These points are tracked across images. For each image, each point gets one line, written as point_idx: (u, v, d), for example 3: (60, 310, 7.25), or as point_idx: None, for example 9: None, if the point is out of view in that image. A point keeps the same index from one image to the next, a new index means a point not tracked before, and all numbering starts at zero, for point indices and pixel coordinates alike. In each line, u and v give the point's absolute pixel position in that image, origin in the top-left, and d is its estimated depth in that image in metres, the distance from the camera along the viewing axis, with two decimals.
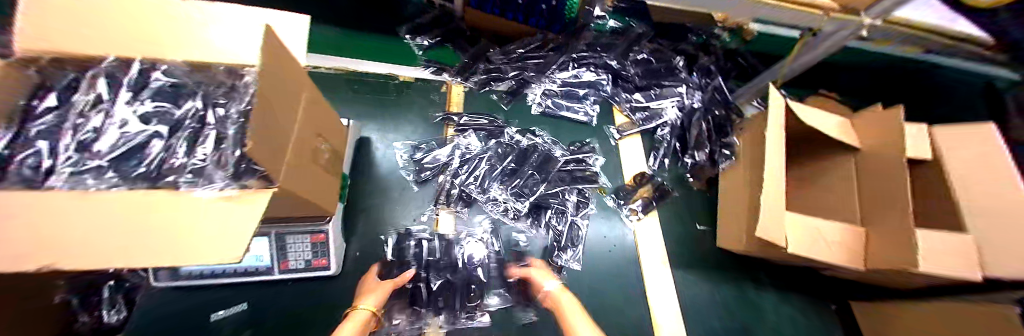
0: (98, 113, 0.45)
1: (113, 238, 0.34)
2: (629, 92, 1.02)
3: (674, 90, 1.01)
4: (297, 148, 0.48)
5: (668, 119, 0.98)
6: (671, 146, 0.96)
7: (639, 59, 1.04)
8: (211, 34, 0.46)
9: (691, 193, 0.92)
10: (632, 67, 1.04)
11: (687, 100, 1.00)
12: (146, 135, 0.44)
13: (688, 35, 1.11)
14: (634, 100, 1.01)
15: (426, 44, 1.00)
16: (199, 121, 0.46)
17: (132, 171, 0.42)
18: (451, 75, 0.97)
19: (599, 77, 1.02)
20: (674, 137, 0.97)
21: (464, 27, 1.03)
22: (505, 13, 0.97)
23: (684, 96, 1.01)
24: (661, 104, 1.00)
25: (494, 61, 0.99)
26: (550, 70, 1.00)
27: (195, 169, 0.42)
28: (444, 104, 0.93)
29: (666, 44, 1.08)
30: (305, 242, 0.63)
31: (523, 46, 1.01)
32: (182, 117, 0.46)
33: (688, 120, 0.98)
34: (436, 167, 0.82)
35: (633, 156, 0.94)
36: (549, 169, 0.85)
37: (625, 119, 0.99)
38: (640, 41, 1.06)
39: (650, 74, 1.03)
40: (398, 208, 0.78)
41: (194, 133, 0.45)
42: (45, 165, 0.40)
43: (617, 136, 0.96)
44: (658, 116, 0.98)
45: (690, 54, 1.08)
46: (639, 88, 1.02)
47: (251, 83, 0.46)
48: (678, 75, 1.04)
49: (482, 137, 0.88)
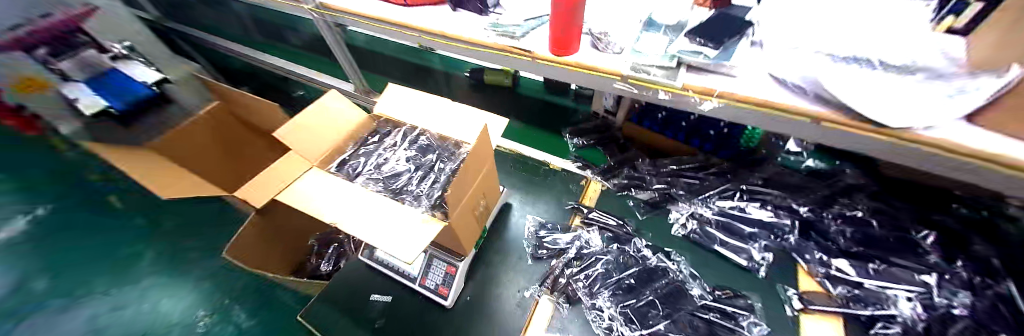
0: (395, 143, 0.82)
1: (365, 220, 0.61)
2: (829, 254, 0.76)
3: (915, 276, 0.68)
4: (466, 203, 0.66)
5: (899, 315, 0.65)
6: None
7: (850, 215, 0.80)
8: (473, 123, 0.76)
9: None
10: (840, 224, 0.80)
11: (941, 296, 0.65)
12: (406, 167, 0.75)
13: (957, 207, 0.80)
14: (836, 267, 0.74)
15: (580, 143, 1.18)
16: (434, 165, 0.76)
17: (394, 186, 0.72)
18: (594, 172, 1.07)
19: (777, 219, 0.84)
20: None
21: (618, 136, 1.18)
22: (664, 131, 1.07)
23: (935, 290, 0.66)
24: (884, 287, 0.68)
25: (640, 170, 1.04)
26: (706, 194, 0.94)
27: (416, 194, 0.70)
28: (580, 195, 1.02)
29: (903, 209, 0.80)
30: (442, 270, 0.81)
31: (677, 163, 1.03)
32: (425, 160, 0.77)
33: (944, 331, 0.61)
34: (554, 251, 0.88)
35: None
36: (679, 305, 0.74)
37: (816, 287, 0.73)
38: (852, 195, 0.84)
39: (871, 242, 0.75)
40: (510, 274, 0.87)
41: (424, 172, 0.74)
42: (357, 170, 0.76)
43: (798, 305, 0.70)
44: (878, 301, 0.67)
45: (947, 233, 0.74)
46: (847, 253, 0.75)
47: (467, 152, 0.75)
48: (926, 256, 0.70)
49: (607, 238, 0.89)
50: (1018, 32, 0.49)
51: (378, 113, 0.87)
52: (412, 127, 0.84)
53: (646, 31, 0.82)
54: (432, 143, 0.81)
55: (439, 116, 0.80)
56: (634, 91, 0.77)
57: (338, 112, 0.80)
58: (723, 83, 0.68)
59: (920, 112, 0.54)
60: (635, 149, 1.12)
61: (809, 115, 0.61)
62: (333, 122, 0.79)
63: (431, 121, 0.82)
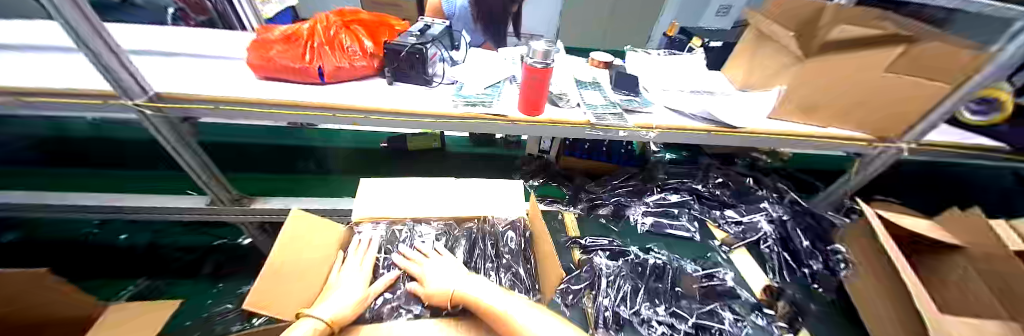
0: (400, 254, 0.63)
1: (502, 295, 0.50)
2: (719, 209, 1.18)
3: (760, 205, 1.15)
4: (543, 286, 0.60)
5: (767, 232, 1.07)
6: (780, 258, 1.03)
7: (719, 182, 1.26)
8: (498, 193, 0.77)
9: (825, 303, 0.95)
10: (716, 189, 1.24)
11: (775, 212, 1.12)
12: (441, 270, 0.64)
13: (736, 160, 1.36)
14: (728, 216, 1.15)
15: (536, 183, 1.33)
16: (478, 235, 0.69)
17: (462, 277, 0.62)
18: (562, 205, 1.23)
19: (685, 198, 1.21)
20: (779, 247, 1.05)
21: (560, 169, 1.37)
22: (592, 157, 1.34)
23: (770, 209, 1.13)
24: (753, 218, 1.12)
25: (593, 191, 1.27)
26: (642, 195, 1.23)
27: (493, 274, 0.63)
28: (564, 229, 1.12)
29: (731, 169, 1.31)
30: None
31: (615, 178, 1.30)
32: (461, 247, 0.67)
33: (785, 230, 1.07)
34: (582, 288, 0.90)
35: (751, 270, 0.99)
36: (687, 285, 0.93)
37: (723, 233, 1.11)
38: (711, 170, 1.30)
39: (735, 194, 1.21)
40: None
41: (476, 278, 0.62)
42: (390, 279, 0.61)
43: (726, 249, 1.06)
44: (754, 229, 1.09)
45: (753, 176, 1.28)
46: (729, 205, 1.18)
47: (502, 227, 0.71)
48: (756, 193, 1.20)
49: (609, 255, 1.01)
50: (763, 58, 0.93)
51: (356, 221, 0.67)
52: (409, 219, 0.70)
53: (583, 89, 1.04)
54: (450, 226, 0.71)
55: (455, 203, 0.74)
56: (601, 134, 0.95)
57: (303, 237, 0.57)
58: (654, 119, 0.94)
59: (747, 115, 0.95)
60: (578, 176, 1.34)
61: (706, 130, 0.91)
62: (315, 239, 0.59)
63: (429, 208, 0.72)
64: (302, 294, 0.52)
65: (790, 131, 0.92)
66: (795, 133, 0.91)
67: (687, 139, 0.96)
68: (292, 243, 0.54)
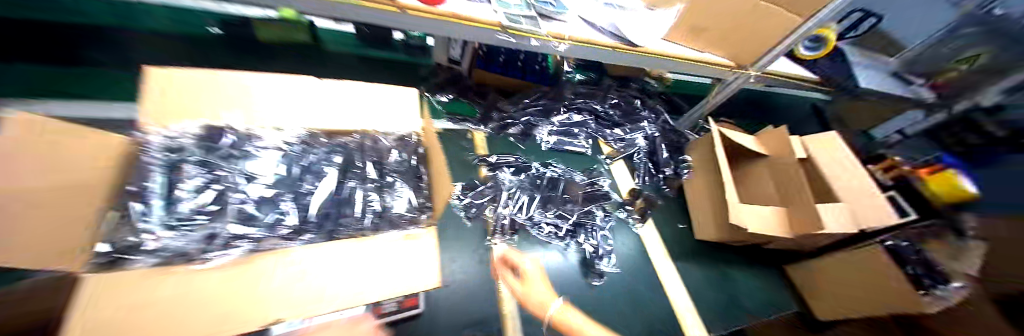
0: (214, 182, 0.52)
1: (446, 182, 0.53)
2: (610, 127, 1.31)
3: (642, 124, 1.33)
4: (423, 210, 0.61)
5: (640, 146, 1.29)
6: (649, 168, 1.25)
7: (614, 103, 1.34)
8: (381, 101, 0.61)
9: (668, 199, 1.24)
10: (611, 108, 1.33)
11: (650, 131, 1.33)
12: (271, 189, 0.55)
13: (631, 83, 1.45)
14: (615, 134, 1.30)
15: (445, 99, 1.15)
16: (362, 144, 0.62)
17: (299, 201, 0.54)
18: (473, 124, 1.12)
19: (585, 118, 1.28)
20: (648, 158, 1.27)
21: (471, 84, 1.21)
22: (507, 71, 1.20)
23: (647, 128, 1.33)
24: (633, 135, 1.30)
25: (505, 109, 1.19)
26: (549, 115, 1.23)
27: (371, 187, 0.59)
28: (473, 148, 1.07)
29: (626, 91, 1.40)
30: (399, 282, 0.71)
31: (528, 97, 1.24)
32: (311, 160, 0.58)
33: (653, 145, 1.30)
34: (484, 202, 0.93)
35: (622, 177, 1.23)
36: (573, 191, 1.03)
37: (609, 148, 1.29)
38: (610, 90, 1.37)
39: (625, 113, 1.33)
40: (461, 239, 0.89)
41: (335, 211, 0.54)
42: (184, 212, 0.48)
43: (608, 161, 1.25)
44: (632, 144, 1.29)
45: (642, 98, 1.42)
46: (617, 124, 1.31)
47: (387, 140, 0.63)
48: (641, 113, 1.36)
49: (512, 171, 1.02)
50: None
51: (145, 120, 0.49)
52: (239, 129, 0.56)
53: None
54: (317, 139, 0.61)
55: (318, 109, 0.59)
56: (512, 40, 0.83)
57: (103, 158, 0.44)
58: (567, 28, 0.86)
59: (648, 35, 0.96)
60: (491, 92, 1.22)
61: (615, 46, 0.89)
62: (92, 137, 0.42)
63: (288, 111, 0.58)
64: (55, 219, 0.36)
65: (679, 55, 0.96)
66: (682, 57, 0.97)
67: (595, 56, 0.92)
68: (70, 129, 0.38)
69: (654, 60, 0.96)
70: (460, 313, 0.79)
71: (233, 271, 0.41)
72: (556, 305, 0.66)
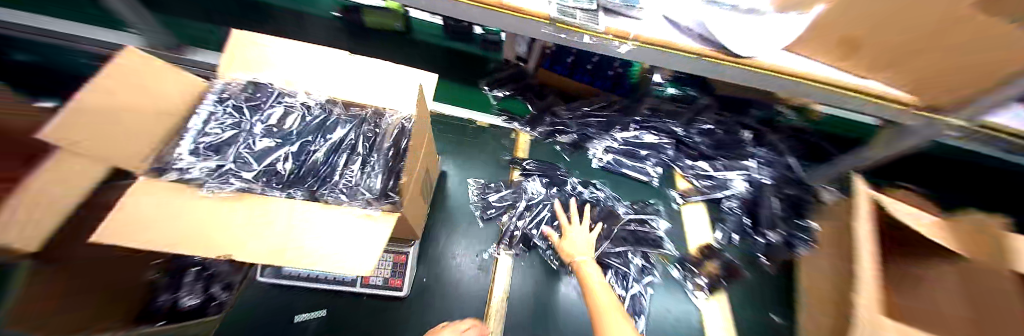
0: (229, 126, 0.54)
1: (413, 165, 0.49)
2: (693, 159, 1.04)
3: (742, 163, 1.00)
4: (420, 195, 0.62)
5: (735, 192, 0.98)
6: (736, 223, 0.96)
7: (706, 129, 1.05)
8: (391, 79, 0.60)
9: (763, 275, 0.92)
10: (699, 136, 1.06)
11: (757, 174, 0.98)
12: (272, 145, 0.53)
13: (751, 109, 1.08)
14: (698, 167, 1.03)
15: (501, 95, 1.13)
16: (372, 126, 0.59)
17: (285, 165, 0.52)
18: (520, 124, 1.07)
19: (661, 141, 1.07)
20: (743, 211, 0.96)
21: (533, 83, 1.12)
22: (573, 75, 1.08)
23: (753, 169, 0.99)
24: (727, 175, 1.00)
25: (561, 115, 1.08)
26: (612, 129, 1.07)
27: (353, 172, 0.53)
28: (513, 148, 1.04)
29: (732, 117, 1.07)
30: (389, 261, 0.71)
31: (588, 104, 1.10)
32: (317, 120, 0.58)
33: (756, 194, 0.96)
34: (502, 207, 0.89)
35: (697, 226, 0.99)
36: (611, 224, 0.91)
37: (687, 185, 1.04)
38: (705, 112, 1.07)
39: (718, 145, 1.04)
40: (467, 238, 0.85)
41: (328, 164, 0.54)
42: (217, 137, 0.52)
43: (679, 200, 1.02)
44: (724, 187, 0.99)
45: (757, 130, 1.06)
46: (705, 157, 1.03)
47: (391, 121, 0.59)
48: (745, 149, 1.02)
49: (545, 183, 0.95)
50: None
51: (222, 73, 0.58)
52: (277, 87, 0.59)
53: None
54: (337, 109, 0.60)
55: (336, 78, 0.60)
56: (560, 36, 0.74)
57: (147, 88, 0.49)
58: (636, 25, 0.71)
59: (763, 41, 0.69)
60: (552, 95, 1.12)
61: (696, 53, 0.69)
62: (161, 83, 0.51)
63: (313, 78, 0.60)
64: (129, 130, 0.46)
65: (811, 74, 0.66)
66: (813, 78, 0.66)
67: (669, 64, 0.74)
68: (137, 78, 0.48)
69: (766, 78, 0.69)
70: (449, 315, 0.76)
71: (223, 201, 0.45)
72: (582, 256, 0.72)
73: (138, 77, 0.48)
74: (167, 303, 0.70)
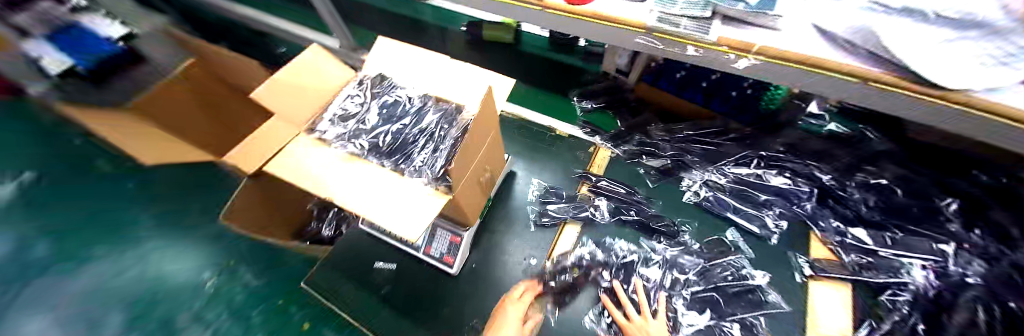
0: (356, 105, 0.65)
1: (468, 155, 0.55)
2: (846, 221, 0.78)
3: (934, 246, 0.70)
4: (480, 190, 0.69)
5: (909, 281, 0.67)
6: (900, 322, 0.64)
7: (870, 183, 0.81)
8: (470, 83, 0.62)
9: None
10: (858, 191, 0.81)
11: (958, 263, 0.67)
12: (377, 123, 0.62)
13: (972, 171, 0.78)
14: (854, 236, 0.75)
15: (589, 107, 1.12)
16: (447, 119, 0.60)
17: (383, 143, 0.59)
18: (602, 139, 1.03)
19: (796, 188, 0.83)
20: (912, 311, 0.65)
21: (630, 97, 1.09)
22: (683, 93, 1.00)
23: (952, 258, 0.68)
24: (902, 255, 0.70)
25: (653, 136, 1.00)
26: (721, 161, 0.92)
27: (417, 161, 0.56)
28: (588, 162, 0.99)
29: (922, 175, 0.80)
30: (446, 239, 0.79)
31: (695, 128, 0.98)
32: (409, 110, 0.64)
33: (951, 295, 0.64)
34: (560, 220, 0.88)
35: (830, 309, 0.67)
36: (688, 267, 0.78)
37: (828, 255, 0.74)
38: (874, 160, 0.84)
39: (891, 210, 0.77)
40: (517, 240, 0.87)
41: (409, 139, 0.59)
42: (348, 111, 0.64)
43: (808, 272, 0.72)
44: (893, 271, 0.69)
45: (969, 199, 0.75)
46: (869, 223, 0.76)
47: (457, 116, 0.60)
48: (949, 226, 0.72)
49: (614, 206, 0.90)
50: None
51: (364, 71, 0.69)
52: (394, 85, 0.67)
53: None
54: (428, 102, 0.64)
55: (433, 76, 0.66)
56: (658, 45, 0.72)
57: (307, 85, 0.62)
58: (769, 37, 0.65)
59: (970, 67, 0.51)
60: (648, 112, 1.06)
61: (848, 73, 0.59)
62: (316, 78, 0.64)
63: (421, 76, 0.67)
64: (303, 110, 0.61)
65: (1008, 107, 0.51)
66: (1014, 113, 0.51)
67: (820, 87, 0.65)
68: (297, 79, 0.59)
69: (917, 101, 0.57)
70: (484, 305, 0.78)
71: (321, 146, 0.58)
72: None
73: (301, 77, 0.60)
74: (314, 229, 1.06)
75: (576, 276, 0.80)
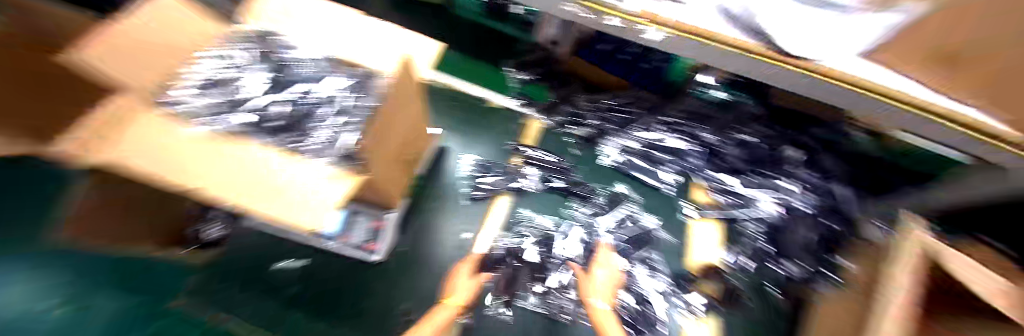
0: (231, 67, 0.49)
1: (370, 125, 0.46)
2: (718, 171, 0.89)
3: (775, 184, 0.84)
4: (402, 171, 0.63)
5: (761, 216, 0.82)
6: (754, 247, 0.81)
7: (743, 139, 0.88)
8: (382, 46, 0.51)
9: (767, 307, 0.80)
10: (731, 146, 0.89)
11: (794, 200, 0.81)
12: (267, 90, 0.50)
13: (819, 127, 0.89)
14: (721, 182, 0.88)
15: (525, 78, 1.04)
16: (357, 87, 0.50)
17: (274, 122, 0.46)
18: (536, 111, 1.02)
19: (687, 147, 0.91)
20: (764, 238, 0.81)
21: (559, 70, 1.02)
22: (604, 64, 0.96)
23: (792, 195, 0.81)
24: (756, 196, 0.84)
25: (579, 106, 0.99)
26: (632, 127, 0.95)
27: (321, 144, 0.45)
28: (520, 134, 0.99)
29: (787, 131, 0.89)
30: (366, 227, 0.70)
31: (612, 97, 0.98)
32: (308, 74, 0.52)
33: (788, 223, 0.80)
34: (491, 191, 0.88)
35: (706, 244, 0.85)
36: (603, 221, 0.87)
37: (708, 199, 0.89)
38: (749, 121, 0.90)
39: (753, 159, 0.87)
40: (451, 216, 0.85)
41: (309, 110, 0.49)
42: (213, 78, 0.47)
43: (692, 215, 0.88)
44: (748, 206, 0.84)
45: (813, 150, 0.87)
46: (733, 171, 0.88)
47: (365, 80, 0.50)
48: (787, 169, 0.85)
49: (545, 175, 0.92)
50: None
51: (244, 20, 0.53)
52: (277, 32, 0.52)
53: None
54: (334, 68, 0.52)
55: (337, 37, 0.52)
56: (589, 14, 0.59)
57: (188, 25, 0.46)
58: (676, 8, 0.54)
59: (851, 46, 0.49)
60: (577, 84, 1.02)
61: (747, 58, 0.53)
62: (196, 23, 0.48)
63: (318, 36, 0.52)
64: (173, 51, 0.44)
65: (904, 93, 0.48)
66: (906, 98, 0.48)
67: (733, 66, 0.56)
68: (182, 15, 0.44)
69: (828, 85, 0.51)
70: (409, 289, 0.78)
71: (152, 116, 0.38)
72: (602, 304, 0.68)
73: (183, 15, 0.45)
74: (195, 233, 0.82)
75: (508, 244, 0.82)
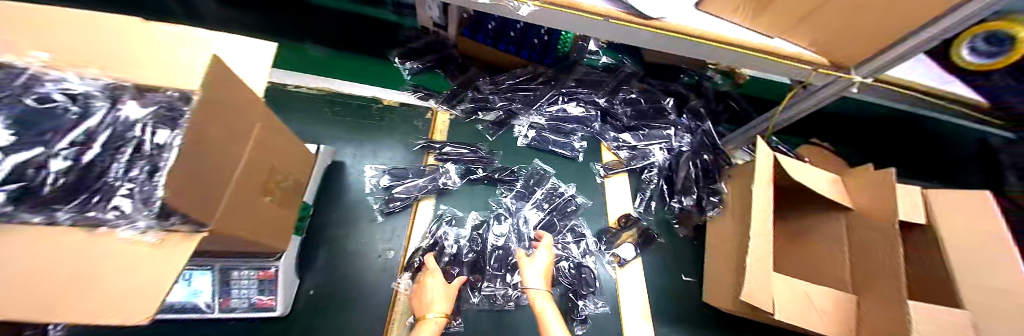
0: None
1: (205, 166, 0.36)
2: (617, 131, 0.99)
3: (663, 133, 0.98)
4: (270, 208, 0.52)
5: (655, 161, 0.96)
6: (654, 189, 0.93)
7: (629, 98, 1.02)
8: (184, 54, 0.40)
9: (677, 240, 0.89)
10: (622, 106, 1.01)
11: (676, 142, 0.97)
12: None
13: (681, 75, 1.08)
14: (623, 140, 0.98)
15: (415, 68, 1.00)
16: (161, 116, 0.38)
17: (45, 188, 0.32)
18: (437, 102, 0.96)
19: (588, 114, 0.99)
20: (661, 180, 0.94)
21: (455, 54, 1.03)
22: (496, 44, 0.98)
23: (673, 138, 0.97)
24: (649, 146, 0.97)
25: (483, 90, 0.98)
26: (539, 103, 0.99)
27: (124, 200, 0.34)
28: (428, 131, 0.92)
29: (658, 84, 1.06)
30: (251, 280, 0.59)
31: (513, 77, 1.01)
32: (83, 109, 0.37)
33: (676, 161, 0.94)
34: (408, 199, 0.81)
35: (619, 197, 0.92)
36: (529, 200, 0.88)
37: (613, 157, 0.97)
38: (630, 81, 1.04)
39: (639, 115, 1.01)
40: (363, 240, 0.76)
41: (102, 162, 0.35)
42: None
43: (603, 174, 0.94)
44: (645, 157, 0.96)
45: (681, 96, 1.05)
46: (628, 128, 0.99)
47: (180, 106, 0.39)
48: (668, 117, 1.00)
49: (461, 170, 0.87)
50: None
51: None
52: (29, 68, 0.37)
53: None
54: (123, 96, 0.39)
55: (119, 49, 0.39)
56: None
57: None
58: None
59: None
60: (475, 67, 1.02)
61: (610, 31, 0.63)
62: None
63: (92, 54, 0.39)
64: None
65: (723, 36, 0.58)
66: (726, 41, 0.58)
67: (602, 34, 0.59)
68: None
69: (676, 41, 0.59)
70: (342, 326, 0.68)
71: None
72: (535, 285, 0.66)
73: None
74: None
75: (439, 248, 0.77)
